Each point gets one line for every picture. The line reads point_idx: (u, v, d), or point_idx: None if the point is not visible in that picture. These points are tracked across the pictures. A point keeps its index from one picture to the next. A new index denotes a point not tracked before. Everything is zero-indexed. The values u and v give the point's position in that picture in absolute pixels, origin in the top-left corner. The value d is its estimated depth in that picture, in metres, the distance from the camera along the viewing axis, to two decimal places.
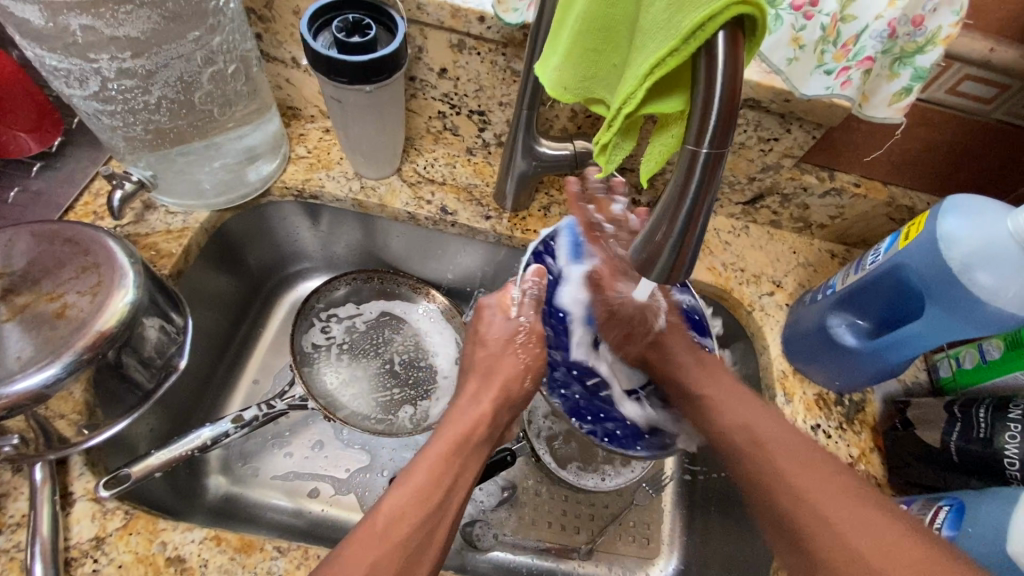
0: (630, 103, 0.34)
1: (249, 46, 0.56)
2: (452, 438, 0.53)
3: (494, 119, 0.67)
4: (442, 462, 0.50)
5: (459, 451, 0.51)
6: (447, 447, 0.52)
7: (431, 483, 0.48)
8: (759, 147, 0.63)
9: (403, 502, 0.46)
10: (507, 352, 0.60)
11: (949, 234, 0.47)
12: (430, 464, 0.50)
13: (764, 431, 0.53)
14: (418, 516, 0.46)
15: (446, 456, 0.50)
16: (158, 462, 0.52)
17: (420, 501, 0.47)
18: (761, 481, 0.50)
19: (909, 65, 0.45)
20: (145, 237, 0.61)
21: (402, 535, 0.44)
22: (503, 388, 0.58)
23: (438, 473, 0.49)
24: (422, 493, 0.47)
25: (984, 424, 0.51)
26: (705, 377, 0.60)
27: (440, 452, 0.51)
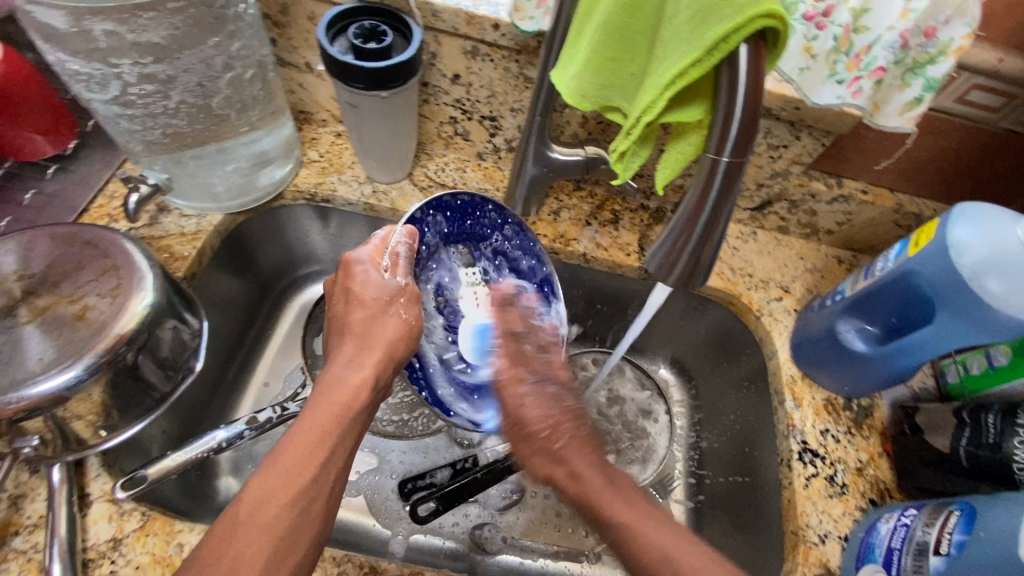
0: (650, 112, 0.34)
1: (267, 52, 0.57)
2: (328, 400, 0.44)
3: (505, 125, 0.67)
4: (319, 430, 0.42)
5: (339, 413, 0.43)
6: (326, 405, 0.44)
7: (302, 463, 0.40)
8: (768, 154, 0.64)
9: (279, 480, 0.38)
10: (390, 313, 0.51)
11: (959, 242, 0.48)
12: (318, 426, 0.42)
13: (600, 484, 0.47)
14: (297, 499, 0.38)
15: (323, 428, 0.42)
16: (174, 464, 0.53)
17: (292, 479, 0.39)
18: (611, 526, 0.44)
19: (920, 75, 0.46)
20: (160, 240, 0.61)
21: (284, 518, 0.37)
22: (389, 348, 0.49)
23: (315, 450, 0.41)
24: (293, 480, 0.39)
25: (993, 429, 0.51)
26: (563, 417, 0.51)
27: (319, 422, 0.42)
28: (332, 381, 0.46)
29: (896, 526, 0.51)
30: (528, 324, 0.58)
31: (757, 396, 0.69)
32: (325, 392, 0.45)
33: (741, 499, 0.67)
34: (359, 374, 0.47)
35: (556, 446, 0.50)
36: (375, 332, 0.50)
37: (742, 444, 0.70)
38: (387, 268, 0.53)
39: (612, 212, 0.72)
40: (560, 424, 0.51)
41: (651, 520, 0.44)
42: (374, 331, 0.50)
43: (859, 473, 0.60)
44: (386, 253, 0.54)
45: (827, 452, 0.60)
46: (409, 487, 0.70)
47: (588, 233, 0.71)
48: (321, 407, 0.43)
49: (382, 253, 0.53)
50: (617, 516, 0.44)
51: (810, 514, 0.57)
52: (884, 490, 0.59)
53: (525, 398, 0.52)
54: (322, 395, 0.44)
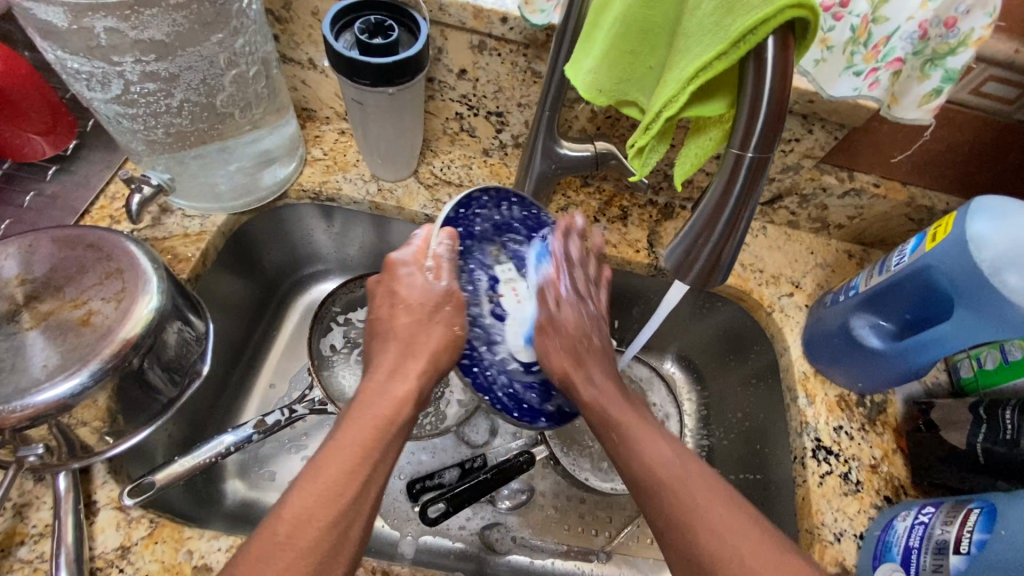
0: (671, 107, 0.33)
1: (270, 48, 0.56)
2: (368, 407, 0.43)
3: (512, 120, 0.66)
4: (359, 440, 0.41)
5: (379, 423, 0.42)
6: (368, 413, 0.42)
7: (346, 478, 0.39)
8: (779, 148, 0.63)
9: (314, 491, 0.38)
10: (435, 320, 0.50)
11: (979, 237, 0.47)
12: (359, 439, 0.41)
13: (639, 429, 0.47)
14: (340, 517, 0.37)
15: (365, 446, 0.40)
16: (182, 469, 0.52)
17: (333, 497, 0.38)
18: (651, 471, 0.44)
19: (940, 67, 0.45)
20: (163, 241, 0.60)
21: (325, 539, 0.36)
22: (434, 360, 0.48)
23: (353, 464, 0.39)
24: (330, 496, 0.38)
25: (1010, 425, 0.50)
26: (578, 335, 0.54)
27: (359, 438, 0.41)
28: (374, 388, 0.45)
29: (913, 524, 0.50)
30: (575, 320, 0.55)
31: (768, 393, 0.68)
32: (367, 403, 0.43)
33: (752, 497, 0.67)
34: (394, 384, 0.45)
35: (574, 367, 0.52)
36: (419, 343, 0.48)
37: (753, 441, 0.69)
38: (432, 271, 0.51)
39: (620, 208, 0.72)
40: (576, 348, 0.54)
41: (707, 484, 0.42)
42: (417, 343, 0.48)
43: (873, 469, 0.59)
44: (428, 257, 0.52)
45: (841, 449, 0.60)
46: (418, 488, 0.70)
47: (596, 230, 0.70)
48: (363, 420, 0.42)
49: (426, 254, 0.52)
50: (669, 476, 0.43)
51: (825, 512, 0.56)
52: (898, 487, 0.59)
53: (563, 355, 0.53)
54: (363, 406, 0.43)
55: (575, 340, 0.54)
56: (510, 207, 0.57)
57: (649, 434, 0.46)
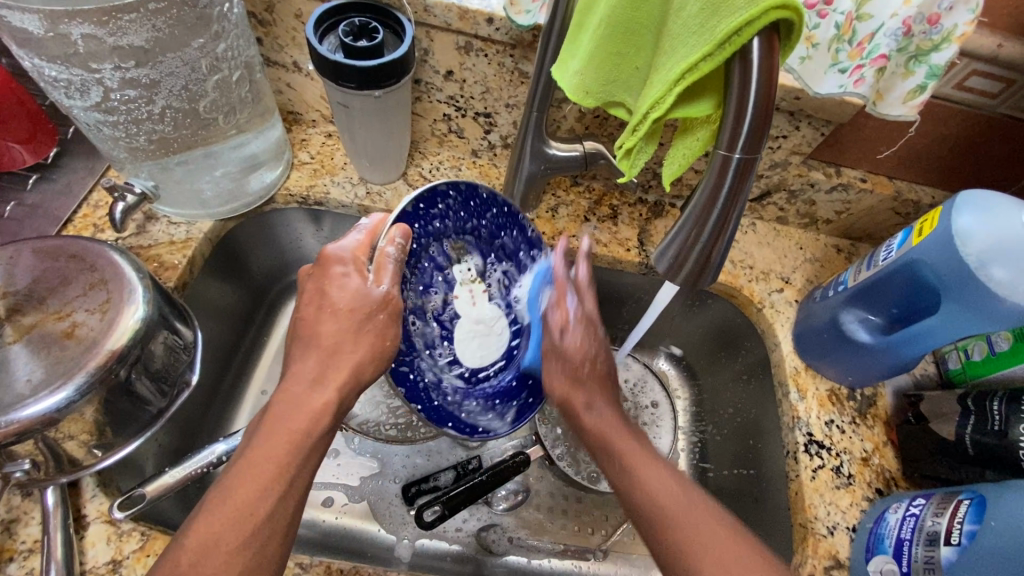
0: (658, 108, 0.33)
1: (253, 52, 0.55)
2: (287, 413, 0.42)
3: (500, 121, 0.66)
4: (274, 451, 0.40)
5: (296, 429, 0.41)
6: (283, 419, 0.42)
7: (257, 497, 0.38)
8: (767, 145, 0.63)
9: (230, 503, 0.38)
10: (366, 329, 0.47)
11: (965, 231, 0.47)
12: (272, 456, 0.40)
13: (629, 449, 0.48)
14: (248, 541, 0.37)
15: (278, 463, 0.40)
16: (172, 480, 0.51)
17: (242, 518, 0.37)
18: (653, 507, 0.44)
19: (924, 63, 0.45)
20: (148, 249, 0.59)
21: (235, 561, 0.36)
22: (356, 372, 0.46)
23: (271, 473, 0.39)
24: (244, 511, 0.37)
25: (998, 416, 0.51)
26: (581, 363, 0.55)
27: (271, 455, 0.40)
28: (291, 392, 0.43)
29: (904, 516, 0.51)
30: (580, 343, 0.55)
31: (759, 388, 0.69)
32: (282, 417, 0.42)
33: (746, 492, 0.67)
34: (320, 388, 0.44)
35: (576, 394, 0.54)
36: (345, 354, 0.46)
37: (745, 437, 0.70)
38: (372, 275, 0.48)
39: (610, 207, 0.72)
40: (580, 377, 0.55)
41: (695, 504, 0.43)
42: (345, 356, 0.46)
43: (864, 462, 0.60)
44: (371, 255, 0.49)
45: (833, 443, 0.60)
46: (413, 491, 0.69)
47: (587, 229, 0.70)
48: (277, 432, 0.41)
49: (367, 252, 0.49)
50: (681, 516, 0.42)
51: (818, 506, 0.57)
52: (889, 479, 0.59)
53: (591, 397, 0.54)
54: (278, 417, 0.42)
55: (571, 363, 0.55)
56: (478, 207, 0.58)
57: (664, 475, 0.46)
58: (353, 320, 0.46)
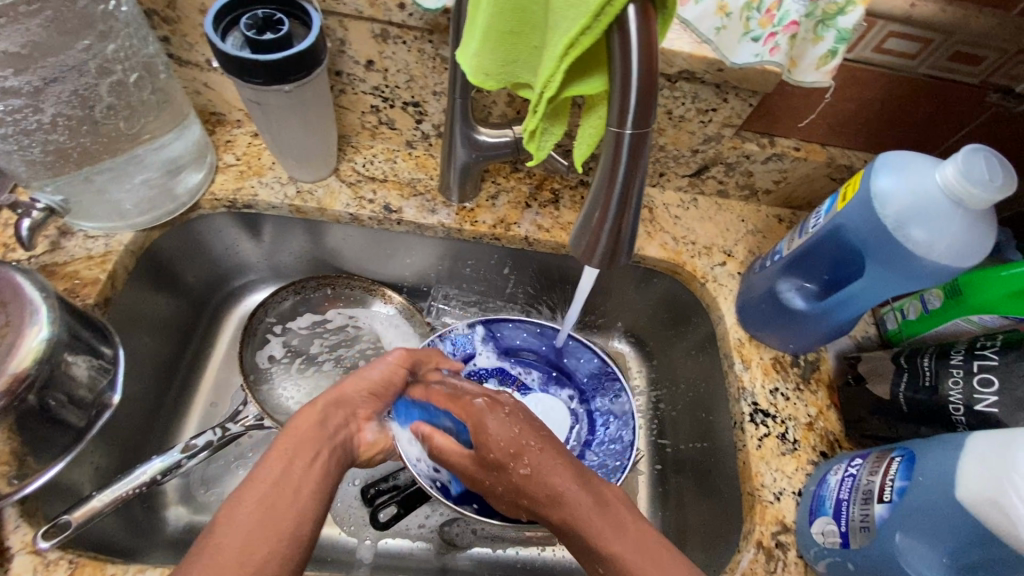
0: (550, 87, 0.32)
1: (152, 51, 0.52)
2: (299, 427, 0.45)
3: (429, 109, 0.64)
4: (289, 455, 0.42)
5: (307, 440, 0.44)
6: (301, 433, 0.44)
7: (270, 474, 0.40)
8: (698, 119, 0.63)
9: (252, 492, 0.38)
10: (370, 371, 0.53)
11: (883, 193, 0.48)
12: (284, 442, 0.43)
13: (587, 505, 0.41)
14: (263, 509, 0.37)
15: (287, 448, 0.42)
16: (102, 504, 0.50)
17: (268, 491, 0.38)
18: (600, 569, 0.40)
19: (832, 27, 0.45)
20: (64, 266, 0.56)
21: (256, 520, 0.37)
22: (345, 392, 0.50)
23: (290, 470, 0.41)
24: (272, 498, 0.38)
25: (929, 372, 0.52)
26: (524, 429, 0.45)
27: (286, 443, 0.43)
28: (307, 412, 0.47)
29: (843, 477, 0.52)
30: (501, 428, 0.45)
31: (708, 361, 0.69)
32: (291, 420, 0.46)
33: (703, 465, 0.68)
34: (324, 417, 0.47)
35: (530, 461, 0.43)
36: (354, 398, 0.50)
37: (699, 411, 0.70)
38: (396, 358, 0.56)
39: (551, 191, 0.71)
40: (525, 440, 0.44)
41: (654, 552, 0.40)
42: (355, 398, 0.51)
43: (809, 427, 0.61)
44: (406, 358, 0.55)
45: (778, 410, 0.61)
46: (372, 492, 0.69)
47: (528, 215, 0.69)
48: (290, 430, 0.44)
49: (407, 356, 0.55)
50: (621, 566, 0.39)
51: (764, 473, 0.57)
52: (833, 441, 0.60)
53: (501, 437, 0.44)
54: (290, 425, 0.45)
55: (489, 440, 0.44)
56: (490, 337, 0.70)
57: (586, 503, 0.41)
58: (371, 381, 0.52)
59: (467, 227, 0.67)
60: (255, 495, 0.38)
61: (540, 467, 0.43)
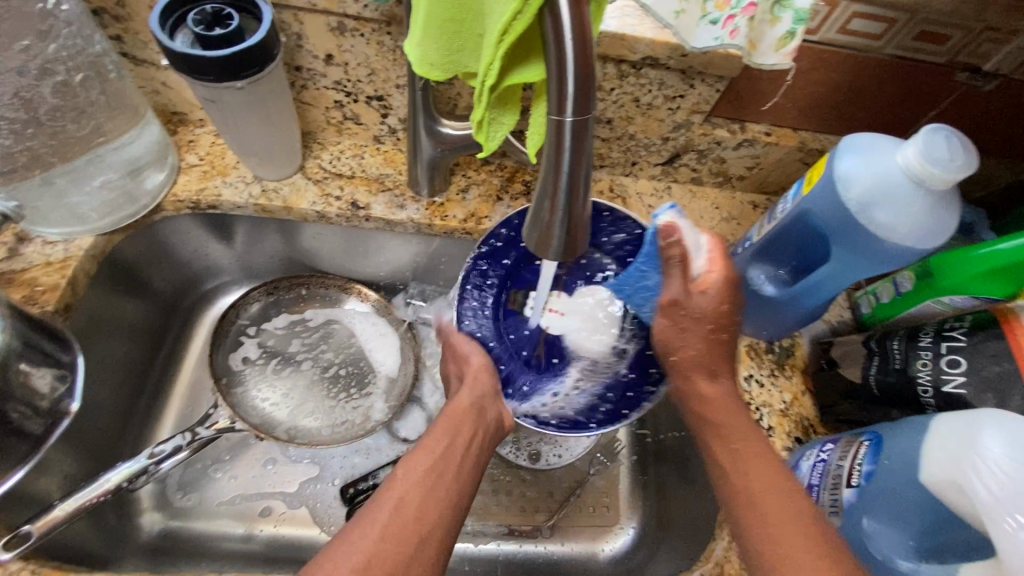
0: (489, 75, 0.32)
1: (100, 50, 0.51)
2: (456, 410, 0.52)
3: (394, 103, 0.63)
4: (451, 432, 0.49)
5: (466, 423, 0.51)
6: (457, 415, 0.51)
7: (438, 441, 0.48)
8: (666, 106, 0.62)
9: (427, 457, 0.46)
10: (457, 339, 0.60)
11: (846, 175, 0.47)
12: (451, 413, 0.51)
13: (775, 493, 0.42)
14: (436, 466, 0.45)
15: (449, 427, 0.50)
16: (65, 513, 0.49)
17: (437, 458, 0.46)
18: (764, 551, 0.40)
19: (788, 7, 0.44)
20: (22, 273, 0.55)
21: (429, 480, 0.44)
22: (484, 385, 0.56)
23: (454, 444, 0.48)
24: (437, 466, 0.45)
25: (899, 355, 0.52)
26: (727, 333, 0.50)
27: (449, 423, 0.50)
28: (461, 406, 0.52)
29: (815, 462, 0.51)
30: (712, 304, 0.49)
31: None
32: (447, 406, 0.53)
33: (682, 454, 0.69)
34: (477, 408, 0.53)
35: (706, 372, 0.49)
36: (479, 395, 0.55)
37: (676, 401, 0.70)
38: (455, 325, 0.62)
39: (522, 183, 0.70)
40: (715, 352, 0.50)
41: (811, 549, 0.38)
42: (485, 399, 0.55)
43: (783, 414, 0.60)
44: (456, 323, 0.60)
45: (752, 398, 0.61)
46: (352, 492, 0.66)
47: (500, 209, 0.68)
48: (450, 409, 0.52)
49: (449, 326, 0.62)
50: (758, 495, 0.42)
51: None
52: (808, 426, 0.60)
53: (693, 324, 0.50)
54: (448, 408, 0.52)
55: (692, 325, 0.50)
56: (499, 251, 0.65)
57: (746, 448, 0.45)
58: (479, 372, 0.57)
59: (437, 221, 0.66)
60: (425, 459, 0.46)
61: (717, 394, 0.49)
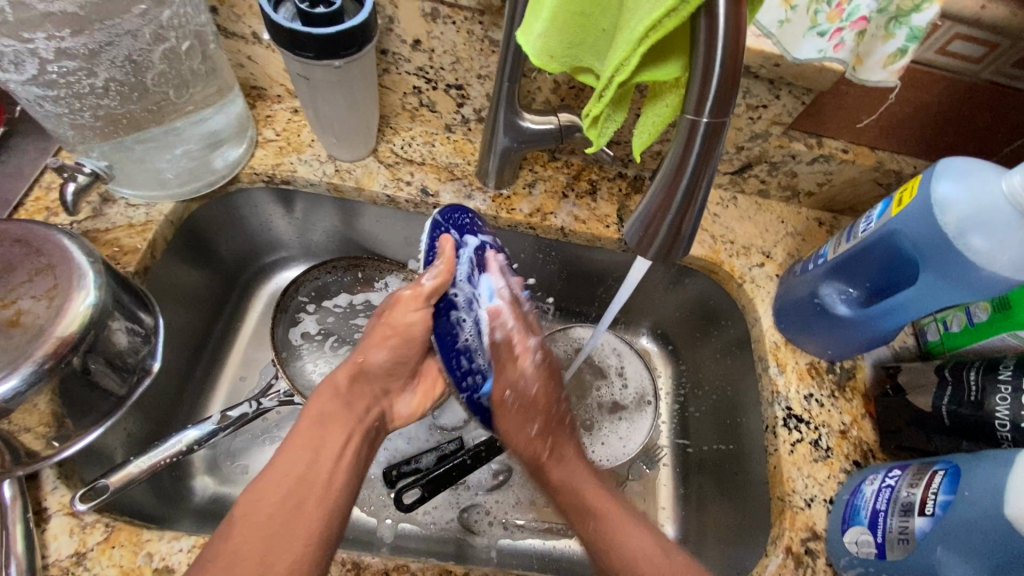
0: (623, 71, 0.32)
1: (204, 20, 0.52)
2: (319, 413, 0.49)
3: (472, 93, 0.64)
4: (314, 442, 0.47)
5: (337, 417, 0.50)
6: (327, 416, 0.50)
7: (301, 456, 0.46)
8: (747, 115, 0.61)
9: (279, 482, 0.44)
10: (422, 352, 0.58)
11: (944, 200, 0.46)
12: (322, 410, 0.50)
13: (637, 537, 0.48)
14: (289, 496, 0.43)
15: (306, 436, 0.47)
16: (138, 470, 0.50)
17: (297, 486, 0.44)
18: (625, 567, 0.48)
19: (904, 24, 0.43)
20: (106, 233, 0.57)
21: (279, 513, 0.42)
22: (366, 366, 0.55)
23: (317, 456, 0.46)
24: (297, 489, 0.44)
25: (974, 387, 0.51)
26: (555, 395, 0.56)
27: (306, 430, 0.48)
28: (329, 401, 0.51)
29: (880, 487, 0.51)
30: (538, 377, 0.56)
31: (741, 363, 0.68)
32: (312, 404, 0.50)
33: (727, 467, 0.68)
34: (348, 400, 0.52)
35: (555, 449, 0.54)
36: (383, 377, 0.56)
37: (726, 414, 0.70)
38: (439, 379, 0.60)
39: (589, 181, 0.70)
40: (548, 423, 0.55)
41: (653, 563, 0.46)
42: (387, 379, 0.57)
43: (843, 435, 0.60)
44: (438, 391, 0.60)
45: (812, 417, 0.60)
46: (394, 474, 0.68)
47: (565, 206, 0.68)
48: (324, 402, 0.51)
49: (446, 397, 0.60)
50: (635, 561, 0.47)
51: (796, 479, 0.57)
52: (867, 451, 0.59)
53: (536, 439, 0.54)
54: (322, 400, 0.50)
55: (533, 411, 0.55)
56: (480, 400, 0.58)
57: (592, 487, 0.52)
58: (418, 332, 0.56)
59: (503, 214, 0.66)
60: (281, 484, 0.44)
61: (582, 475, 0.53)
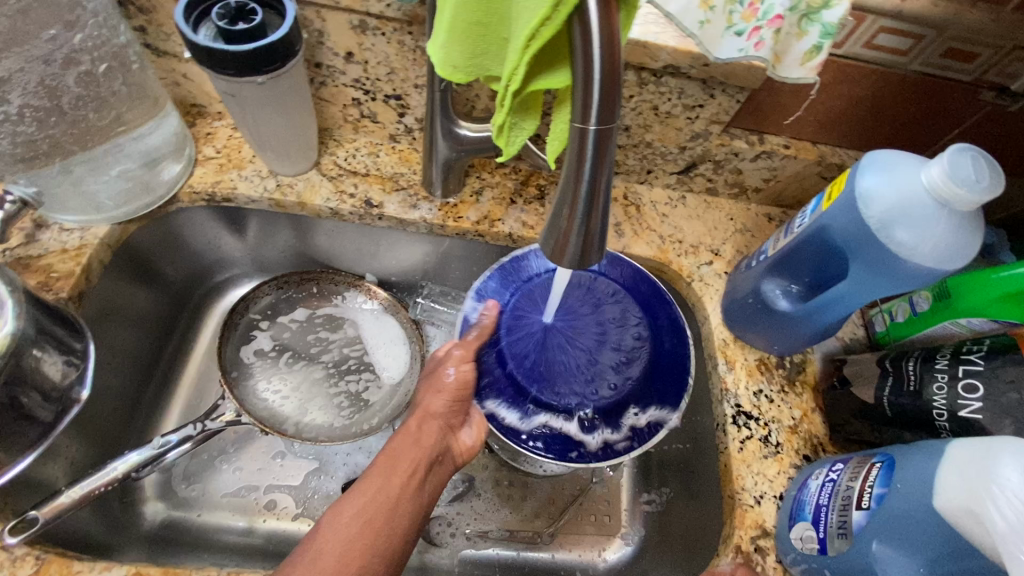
0: (514, 81, 0.31)
1: (124, 41, 0.51)
2: (396, 448, 0.50)
3: (412, 103, 0.63)
4: (388, 470, 0.48)
5: (413, 448, 0.50)
6: (398, 452, 0.50)
7: (379, 480, 0.47)
8: (685, 115, 0.62)
9: (353, 505, 0.45)
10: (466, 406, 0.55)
11: (868, 193, 0.47)
12: (408, 441, 0.50)
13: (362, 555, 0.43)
14: (363, 518, 0.44)
15: (396, 462, 0.49)
16: (70, 501, 0.49)
17: (366, 513, 0.45)
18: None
19: (816, 21, 0.43)
20: (38, 259, 0.56)
21: (355, 531, 0.44)
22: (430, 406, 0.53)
23: (389, 482, 0.47)
24: (372, 515, 0.45)
25: (913, 377, 0.51)
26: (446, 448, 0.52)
27: (387, 456, 0.49)
28: (402, 437, 0.51)
29: (824, 482, 0.51)
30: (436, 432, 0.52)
31: (695, 361, 0.68)
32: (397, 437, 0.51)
33: (687, 466, 0.68)
34: (418, 433, 0.51)
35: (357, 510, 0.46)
36: (447, 416, 0.53)
37: (682, 414, 0.70)
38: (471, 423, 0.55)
39: (537, 186, 0.70)
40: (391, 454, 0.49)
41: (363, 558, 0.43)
42: (450, 416, 0.53)
43: (792, 430, 0.60)
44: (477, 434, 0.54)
45: (761, 413, 0.60)
46: None
47: (513, 212, 0.68)
48: (401, 440, 0.51)
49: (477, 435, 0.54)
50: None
51: (745, 477, 0.56)
52: (817, 444, 0.59)
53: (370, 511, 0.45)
54: (403, 437, 0.51)
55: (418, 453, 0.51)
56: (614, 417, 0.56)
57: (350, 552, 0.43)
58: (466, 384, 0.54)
59: (450, 223, 0.66)
60: (354, 505, 0.45)
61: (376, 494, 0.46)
